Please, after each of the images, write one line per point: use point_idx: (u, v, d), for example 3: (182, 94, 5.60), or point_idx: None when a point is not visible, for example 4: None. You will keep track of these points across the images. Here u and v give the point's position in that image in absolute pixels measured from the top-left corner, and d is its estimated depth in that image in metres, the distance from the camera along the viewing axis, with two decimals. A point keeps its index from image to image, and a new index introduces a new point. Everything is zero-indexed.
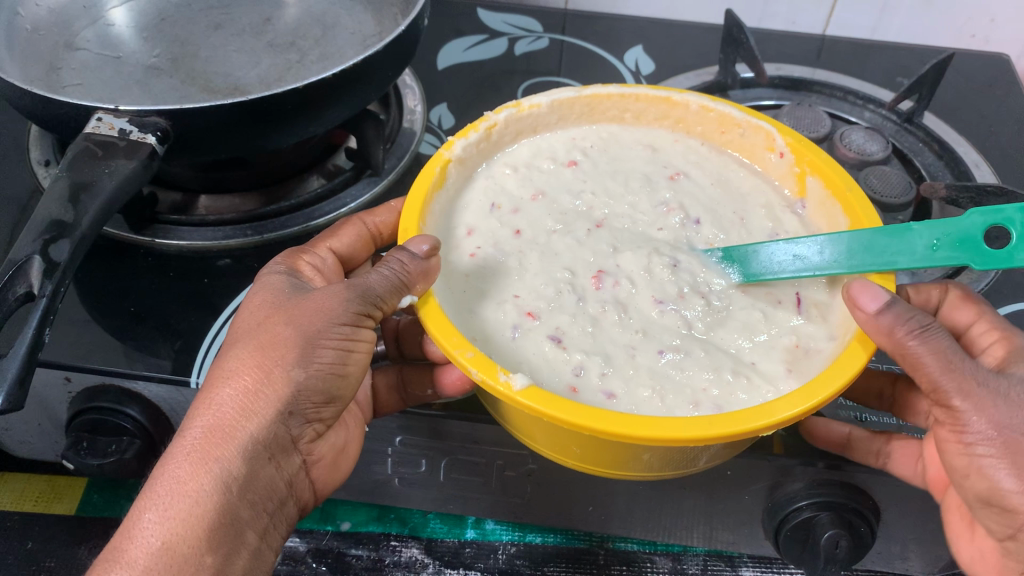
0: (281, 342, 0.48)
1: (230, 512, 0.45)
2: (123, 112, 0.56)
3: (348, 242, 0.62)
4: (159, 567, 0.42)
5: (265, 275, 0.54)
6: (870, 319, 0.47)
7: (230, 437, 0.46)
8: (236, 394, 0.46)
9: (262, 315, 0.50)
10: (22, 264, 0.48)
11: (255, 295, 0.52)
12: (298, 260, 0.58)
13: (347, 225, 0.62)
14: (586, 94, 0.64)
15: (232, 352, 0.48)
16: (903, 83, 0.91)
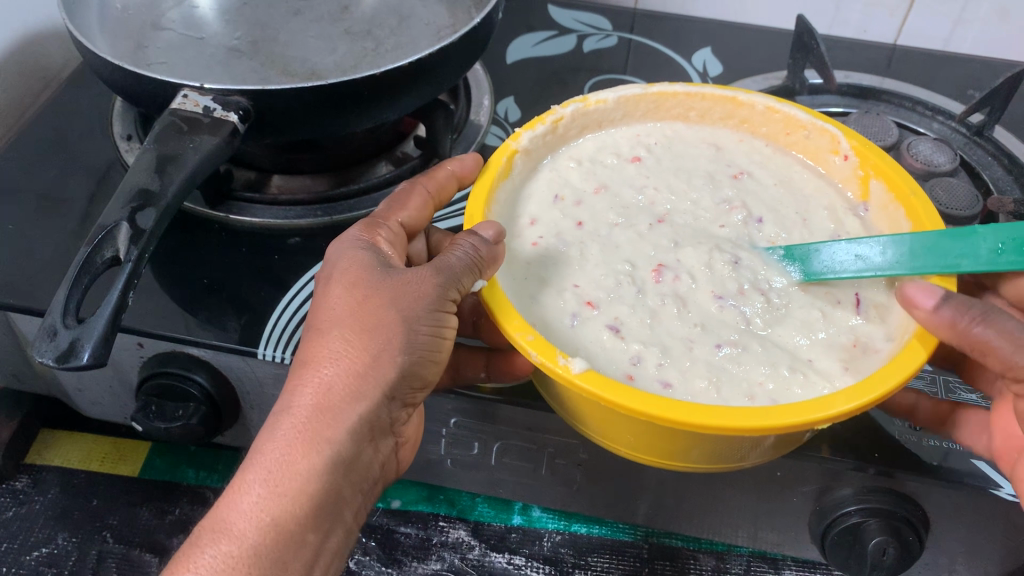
0: (384, 327, 0.49)
1: (334, 492, 0.46)
2: (208, 91, 0.58)
3: (413, 211, 0.59)
4: (270, 542, 0.44)
5: (351, 245, 0.54)
6: (929, 314, 0.48)
7: (339, 418, 0.47)
8: (341, 375, 0.47)
9: (360, 292, 0.50)
10: (111, 229, 0.51)
11: (345, 267, 0.52)
12: (375, 234, 0.55)
13: (409, 193, 0.60)
14: (653, 91, 0.65)
15: (333, 330, 0.49)
16: (975, 95, 0.90)
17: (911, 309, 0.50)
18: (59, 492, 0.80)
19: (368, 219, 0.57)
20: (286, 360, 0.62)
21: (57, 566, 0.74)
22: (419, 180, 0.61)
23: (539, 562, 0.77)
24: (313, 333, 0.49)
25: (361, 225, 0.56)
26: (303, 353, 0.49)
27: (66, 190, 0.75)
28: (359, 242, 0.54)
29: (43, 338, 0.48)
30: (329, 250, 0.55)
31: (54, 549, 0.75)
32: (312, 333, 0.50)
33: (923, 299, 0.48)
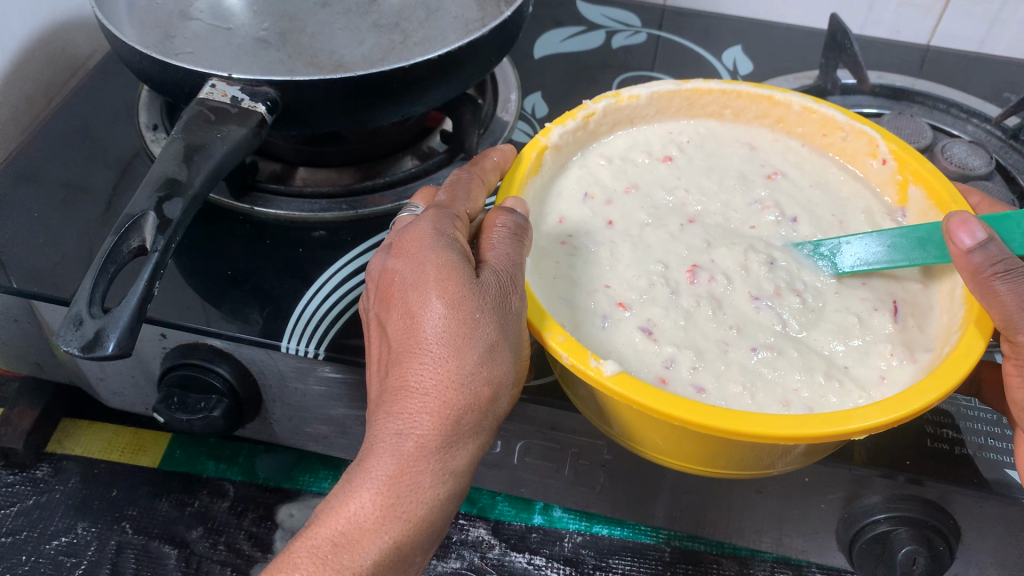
0: (492, 350, 0.47)
1: (443, 509, 0.47)
2: (236, 81, 0.58)
3: (471, 202, 0.55)
4: (387, 564, 0.44)
5: (438, 241, 0.49)
6: (964, 251, 0.49)
7: (452, 446, 0.46)
8: (454, 400, 0.45)
9: (465, 306, 0.46)
10: (137, 218, 0.51)
11: (439, 270, 0.47)
12: (448, 225, 0.50)
13: (462, 182, 0.55)
14: (687, 88, 0.63)
15: (441, 349, 0.46)
16: (1010, 98, 0.88)
17: (947, 245, 0.50)
18: (79, 481, 0.80)
19: (433, 210, 0.52)
20: (310, 354, 0.61)
21: (76, 556, 0.74)
22: (469, 169, 0.57)
23: (559, 563, 0.76)
24: (415, 348, 0.46)
25: (431, 217, 0.51)
26: (402, 365, 0.47)
27: (91, 178, 0.75)
28: (440, 237, 0.49)
29: (68, 326, 0.48)
30: (406, 240, 0.50)
31: (73, 539, 0.75)
32: (412, 344, 0.47)
33: (963, 237, 0.49)
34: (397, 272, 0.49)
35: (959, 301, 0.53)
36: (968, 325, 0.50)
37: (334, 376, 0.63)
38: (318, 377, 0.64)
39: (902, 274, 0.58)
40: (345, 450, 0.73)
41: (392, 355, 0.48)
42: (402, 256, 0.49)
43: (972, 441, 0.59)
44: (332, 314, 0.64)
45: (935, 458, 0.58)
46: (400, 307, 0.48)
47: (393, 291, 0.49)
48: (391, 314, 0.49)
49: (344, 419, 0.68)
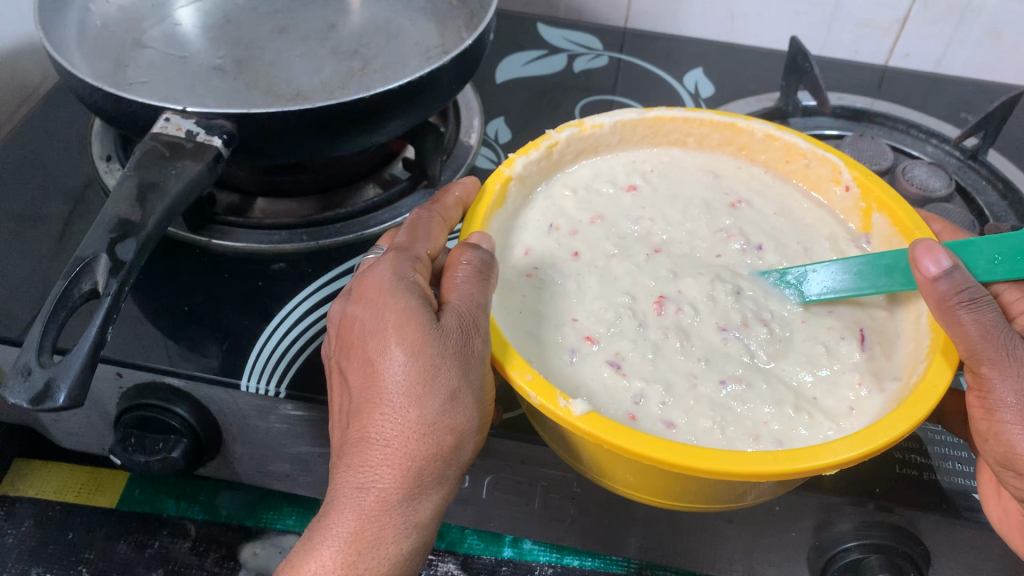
0: (454, 397, 0.46)
1: (409, 563, 0.47)
2: (191, 114, 0.56)
3: (432, 241, 0.54)
4: None
5: (398, 286, 0.49)
6: (928, 281, 0.48)
7: (415, 498, 0.46)
8: (415, 451, 0.45)
9: (425, 353, 0.46)
10: (89, 261, 0.49)
11: (399, 317, 0.47)
12: (406, 269, 0.50)
13: (424, 221, 0.55)
14: (650, 117, 0.63)
15: (402, 398, 0.46)
16: (967, 119, 0.89)
17: (912, 273, 0.50)
18: (34, 524, 0.78)
19: (393, 252, 0.52)
20: (271, 393, 0.60)
21: None
22: (431, 207, 0.56)
23: None
24: (377, 399, 0.46)
25: (391, 261, 0.50)
26: (364, 417, 0.46)
27: (41, 213, 0.73)
28: (400, 283, 0.49)
29: (17, 376, 0.46)
30: (367, 285, 0.49)
31: None
32: (373, 396, 0.46)
33: (928, 266, 0.48)
34: (358, 318, 0.49)
35: (925, 329, 0.53)
36: (933, 355, 0.50)
37: (296, 414, 0.62)
38: (280, 416, 0.63)
39: (868, 301, 0.58)
40: (309, 488, 0.72)
41: (354, 406, 0.47)
42: (362, 301, 0.49)
43: (939, 466, 0.59)
44: (293, 350, 0.62)
45: (906, 485, 0.58)
46: (360, 354, 0.48)
47: (354, 338, 0.49)
48: (353, 362, 0.49)
49: (307, 457, 0.67)
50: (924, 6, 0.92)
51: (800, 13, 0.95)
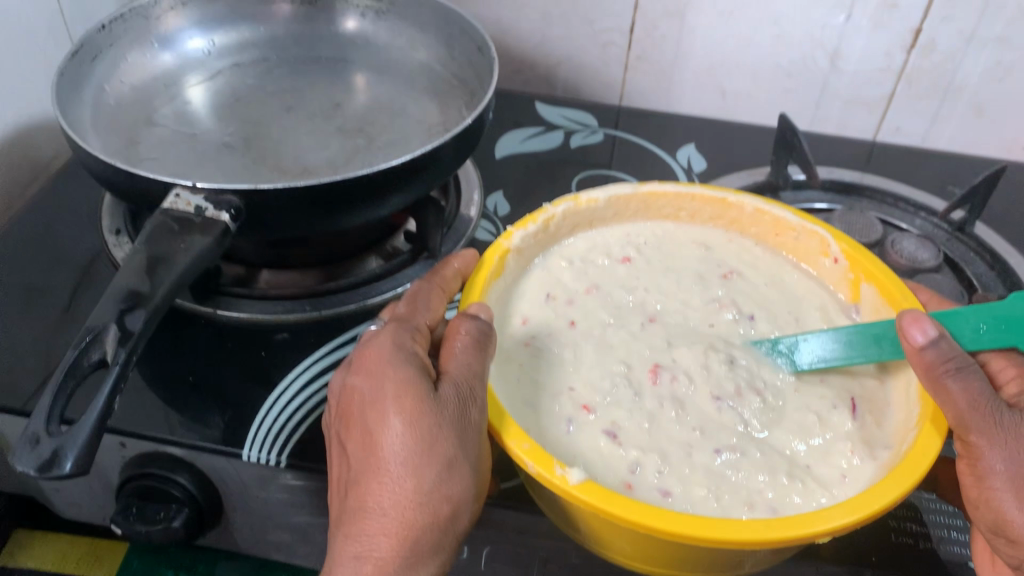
0: (451, 466, 0.47)
1: None
2: (200, 189, 0.58)
3: (431, 312, 0.56)
4: None
5: (397, 357, 0.50)
6: (915, 351, 0.50)
7: (411, 567, 0.46)
8: (412, 520, 0.46)
9: (423, 423, 0.47)
10: (98, 331, 0.51)
11: (397, 388, 0.48)
12: (406, 339, 0.52)
13: (424, 292, 0.57)
14: (643, 191, 0.65)
15: (399, 468, 0.47)
16: (954, 192, 0.92)
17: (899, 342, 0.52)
18: None
19: (393, 323, 0.53)
20: (272, 462, 0.60)
21: None
22: (431, 277, 0.58)
23: None
24: (375, 469, 0.47)
25: (391, 332, 0.52)
26: (362, 487, 0.47)
27: (51, 284, 0.74)
28: (399, 354, 0.50)
29: (24, 445, 0.47)
30: (367, 356, 0.51)
31: None
32: (371, 466, 0.47)
33: (915, 336, 0.50)
34: (357, 388, 0.50)
35: (914, 398, 0.54)
36: (922, 423, 0.51)
37: (296, 483, 0.62)
38: (280, 485, 0.63)
39: (859, 370, 0.59)
40: (307, 558, 0.72)
41: (353, 475, 0.48)
42: (362, 372, 0.50)
43: (936, 535, 0.60)
44: (294, 419, 0.63)
45: (903, 553, 0.58)
46: (359, 424, 0.49)
47: (353, 408, 0.50)
48: (352, 431, 0.49)
49: (306, 527, 0.67)
50: (909, 84, 0.96)
51: (789, 90, 1.00)
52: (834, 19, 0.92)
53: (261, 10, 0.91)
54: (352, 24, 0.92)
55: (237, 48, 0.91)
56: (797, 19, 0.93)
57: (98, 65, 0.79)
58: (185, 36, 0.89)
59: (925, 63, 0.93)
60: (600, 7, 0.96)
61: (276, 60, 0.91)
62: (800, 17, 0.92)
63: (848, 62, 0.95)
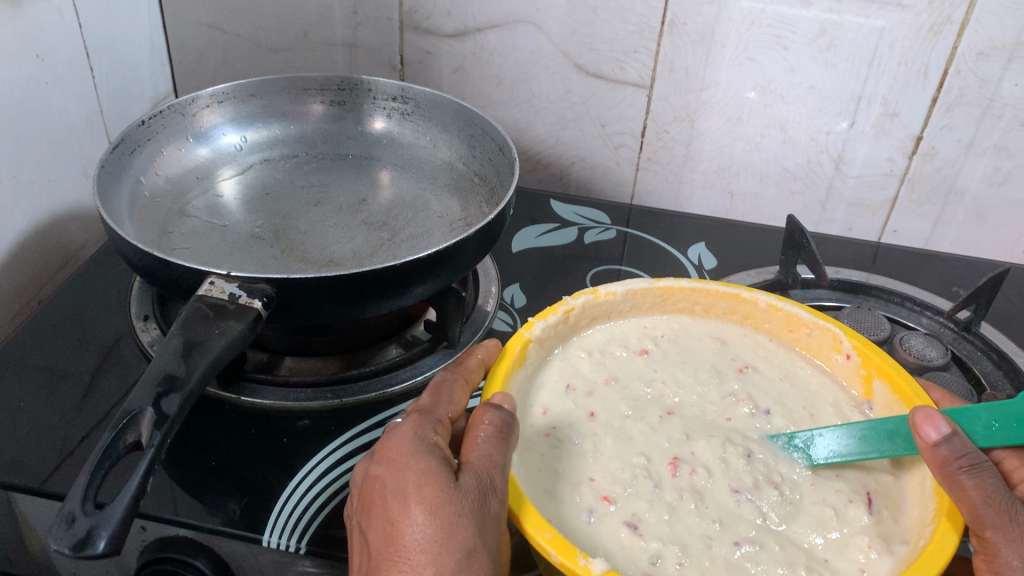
0: (471, 555, 0.48)
1: None
2: (234, 278, 0.61)
3: (454, 404, 0.57)
4: None
5: (419, 447, 0.52)
6: (928, 447, 0.51)
7: None
8: None
9: (444, 512, 0.48)
10: (135, 414, 0.52)
11: (420, 477, 0.50)
12: (427, 429, 0.53)
13: (448, 384, 0.58)
14: (659, 286, 0.68)
15: (419, 557, 0.48)
16: (959, 293, 0.94)
17: (913, 438, 0.53)
18: None
19: (415, 415, 0.55)
20: (292, 548, 0.61)
21: None
22: (452, 370, 0.60)
23: None
24: (396, 558, 0.48)
25: (414, 423, 0.54)
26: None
27: (78, 368, 0.76)
28: (421, 444, 0.52)
29: (60, 525, 0.48)
30: (389, 447, 0.52)
31: None
32: (392, 555, 0.48)
33: (928, 431, 0.51)
34: (380, 479, 0.51)
35: (930, 493, 0.55)
36: (938, 519, 0.52)
37: (315, 570, 0.62)
38: (298, 572, 0.63)
39: (874, 466, 0.60)
40: None
41: (373, 565, 0.49)
42: (384, 462, 0.52)
43: None
44: (313, 506, 0.64)
45: None
46: (381, 513, 0.50)
47: (375, 497, 0.51)
48: (372, 521, 0.51)
49: None
50: (912, 188, 0.99)
51: (796, 193, 1.03)
52: (838, 126, 0.96)
53: (293, 108, 0.96)
54: (378, 123, 0.97)
55: (268, 144, 0.95)
56: (803, 125, 0.97)
57: (135, 158, 0.83)
58: (218, 132, 0.93)
59: (927, 168, 0.97)
60: (613, 111, 1.00)
61: (305, 156, 0.95)
62: (805, 123, 0.97)
63: (853, 167, 0.99)
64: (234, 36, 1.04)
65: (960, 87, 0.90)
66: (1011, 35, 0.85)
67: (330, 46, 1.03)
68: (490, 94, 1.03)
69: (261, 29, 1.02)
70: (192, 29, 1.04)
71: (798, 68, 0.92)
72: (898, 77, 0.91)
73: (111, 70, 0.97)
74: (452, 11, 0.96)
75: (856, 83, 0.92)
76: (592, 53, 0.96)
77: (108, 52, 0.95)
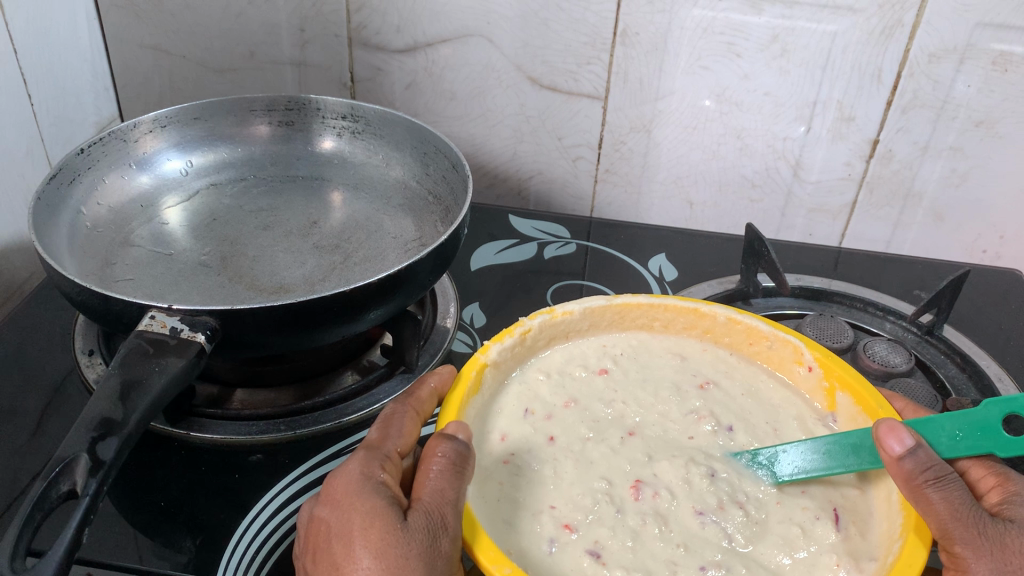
0: None
1: None
2: (176, 311, 0.59)
3: (403, 437, 0.56)
4: None
5: (365, 488, 0.50)
6: (894, 461, 0.50)
7: None
8: None
9: (391, 554, 0.47)
10: (69, 461, 0.50)
11: (365, 520, 0.49)
12: (374, 467, 0.52)
13: (398, 417, 0.57)
14: (617, 303, 0.66)
15: None
16: (921, 296, 0.94)
17: (878, 451, 0.51)
18: None
19: (363, 451, 0.54)
20: None
21: None
22: (402, 399, 0.58)
23: None
24: None
25: (360, 461, 0.52)
26: None
27: (18, 408, 0.73)
28: (368, 484, 0.51)
29: None
30: (336, 488, 0.51)
31: None
32: None
33: (894, 445, 0.50)
34: (325, 521, 0.50)
35: (897, 507, 0.54)
36: (907, 534, 0.50)
37: None
38: None
39: (840, 480, 0.59)
40: None
41: None
42: (330, 504, 0.51)
43: None
44: (266, 546, 0.62)
45: None
46: (326, 557, 0.49)
47: (320, 541, 0.50)
48: (318, 566, 0.49)
49: None
50: (870, 192, 0.99)
51: (755, 200, 1.03)
52: (794, 131, 0.95)
53: (240, 131, 0.94)
54: (329, 143, 0.95)
55: (215, 168, 0.93)
56: (759, 132, 0.96)
57: (75, 188, 0.80)
58: (163, 158, 0.90)
59: (885, 171, 0.97)
60: (569, 123, 0.99)
61: (254, 179, 0.93)
62: (762, 130, 0.96)
63: (811, 172, 0.99)
64: (179, 58, 1.01)
65: (913, 90, 0.89)
66: (962, 36, 0.85)
67: (278, 65, 1.00)
68: (443, 110, 1.01)
69: (207, 50, 1.00)
70: (136, 52, 1.01)
71: (752, 75, 0.92)
72: (852, 82, 0.90)
73: (50, 97, 0.94)
74: (401, 27, 0.94)
75: (811, 89, 0.92)
76: (545, 66, 0.95)
77: (47, 78, 0.93)
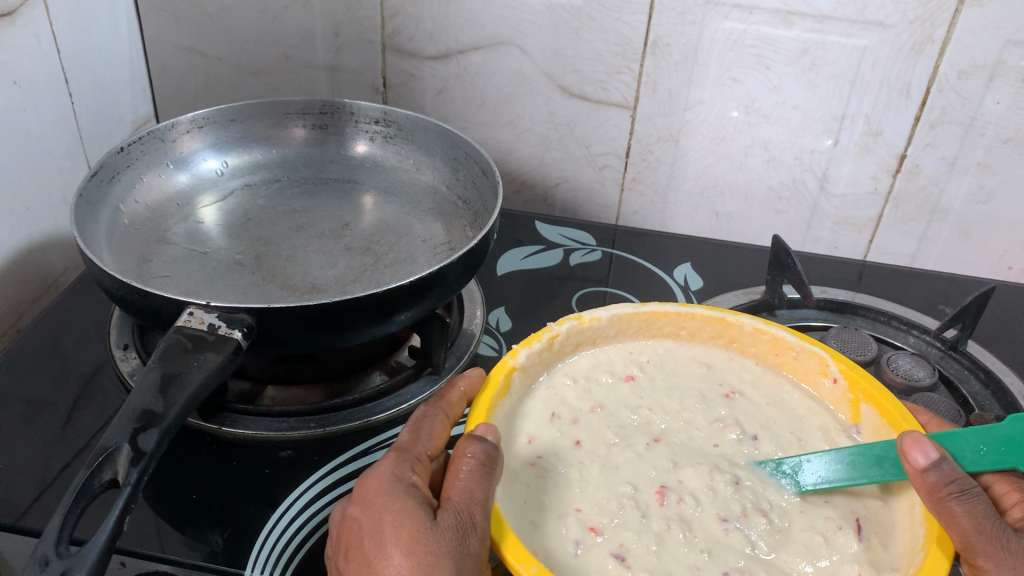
0: None
1: None
2: (214, 308, 0.60)
3: (433, 440, 0.57)
4: None
5: (396, 488, 0.52)
6: (918, 473, 0.51)
7: None
8: None
9: (421, 552, 0.48)
10: (111, 452, 0.52)
11: (396, 518, 0.50)
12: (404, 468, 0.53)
13: (428, 418, 0.58)
14: (644, 310, 0.67)
15: None
16: (945, 311, 0.94)
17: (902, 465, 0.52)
18: None
19: (394, 454, 0.55)
20: None
21: None
22: (431, 403, 0.60)
23: None
24: None
25: (391, 463, 0.54)
26: None
27: (55, 399, 0.75)
28: (399, 484, 0.52)
29: (34, 567, 0.47)
30: (367, 488, 0.53)
31: None
32: None
33: (917, 457, 0.51)
34: (357, 521, 0.51)
35: (919, 519, 0.54)
36: (930, 546, 0.51)
37: None
38: None
39: (863, 491, 0.59)
40: None
41: None
42: (361, 504, 0.52)
43: None
44: (295, 540, 0.63)
45: None
46: (358, 555, 0.50)
47: (352, 539, 0.51)
48: (350, 564, 0.50)
49: None
50: (896, 207, 0.99)
51: (781, 212, 1.03)
52: (821, 144, 0.96)
53: (275, 133, 0.95)
54: (361, 147, 0.96)
55: (249, 169, 0.94)
56: (786, 145, 0.97)
57: (114, 185, 0.82)
58: (199, 158, 0.92)
59: (912, 186, 0.97)
60: (598, 131, 1.00)
61: (287, 181, 0.94)
62: (789, 143, 0.97)
63: (837, 185, 0.99)
64: (215, 60, 1.03)
65: (942, 106, 0.90)
66: (992, 54, 0.85)
67: (312, 69, 1.02)
68: (474, 116, 1.02)
69: (243, 53, 1.02)
70: (173, 53, 1.03)
71: (781, 87, 0.92)
72: (880, 97, 0.91)
73: (90, 96, 0.96)
74: (435, 34, 0.95)
75: (839, 103, 0.92)
76: (575, 75, 0.96)
77: (87, 77, 0.95)
